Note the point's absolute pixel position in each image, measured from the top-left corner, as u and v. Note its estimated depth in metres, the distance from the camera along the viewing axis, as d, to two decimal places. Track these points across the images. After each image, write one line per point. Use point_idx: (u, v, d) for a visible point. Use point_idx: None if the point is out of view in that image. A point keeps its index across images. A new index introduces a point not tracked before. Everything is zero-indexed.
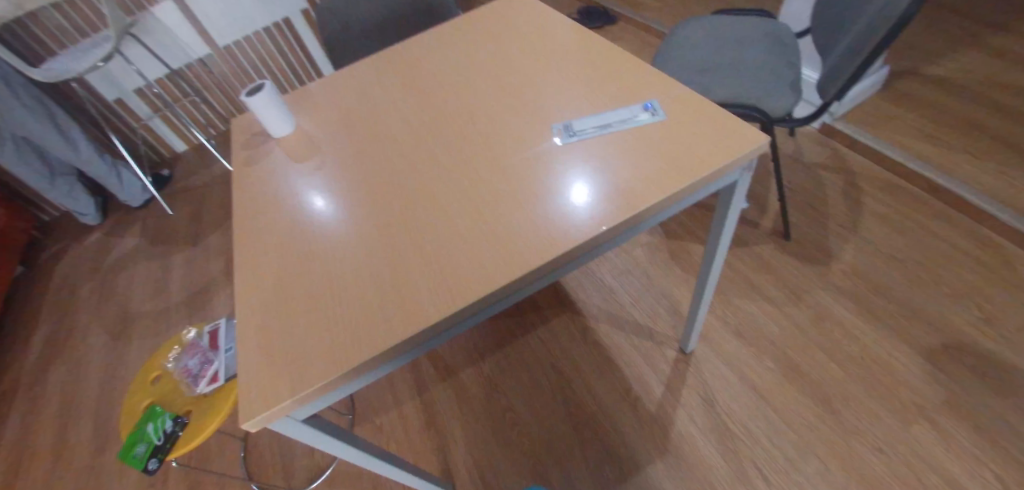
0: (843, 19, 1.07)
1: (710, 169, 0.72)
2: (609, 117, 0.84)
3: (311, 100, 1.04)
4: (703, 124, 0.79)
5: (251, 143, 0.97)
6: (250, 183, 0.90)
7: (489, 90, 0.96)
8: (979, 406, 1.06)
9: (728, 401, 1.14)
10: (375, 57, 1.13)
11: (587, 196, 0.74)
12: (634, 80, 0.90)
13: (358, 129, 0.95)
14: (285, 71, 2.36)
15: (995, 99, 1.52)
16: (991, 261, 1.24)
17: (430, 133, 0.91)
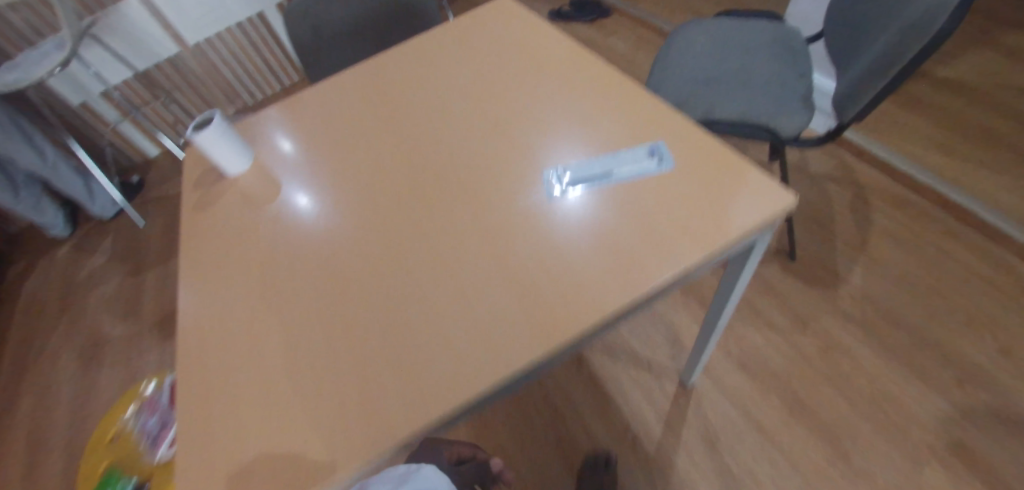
0: (865, 30, 0.97)
1: (729, 239, 0.61)
2: (610, 163, 0.73)
3: (269, 128, 0.93)
4: (720, 175, 0.67)
5: (207, 183, 0.87)
6: (199, 236, 0.80)
7: (473, 124, 0.85)
8: (993, 445, 1.00)
9: (731, 441, 1.09)
10: (345, 78, 1.01)
11: (581, 271, 0.63)
12: (637, 115, 0.78)
13: (320, 167, 0.84)
14: (260, 67, 2.23)
15: (1010, 104, 1.44)
16: (1006, 284, 1.17)
17: (402, 177, 0.80)
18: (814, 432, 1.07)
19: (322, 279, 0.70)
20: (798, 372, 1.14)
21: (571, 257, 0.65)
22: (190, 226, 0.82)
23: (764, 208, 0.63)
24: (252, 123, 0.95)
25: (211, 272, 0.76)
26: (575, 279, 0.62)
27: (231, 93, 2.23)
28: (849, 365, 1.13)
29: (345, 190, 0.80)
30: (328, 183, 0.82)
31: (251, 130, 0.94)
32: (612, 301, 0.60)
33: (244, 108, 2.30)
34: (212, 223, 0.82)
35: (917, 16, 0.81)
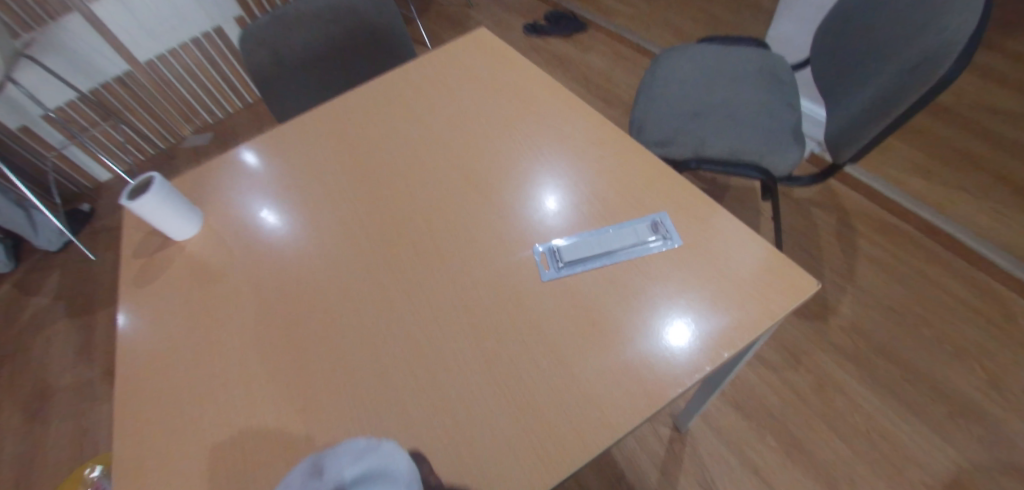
0: (858, 66, 0.94)
1: (741, 347, 0.64)
2: (609, 237, 0.75)
3: (250, 188, 0.90)
4: (728, 271, 0.70)
5: (183, 260, 0.83)
6: (176, 319, 0.76)
7: (466, 194, 0.84)
8: (988, 484, 1.00)
9: (728, 486, 1.06)
10: (330, 135, 0.97)
11: (590, 377, 0.64)
12: (635, 195, 0.79)
13: (311, 245, 0.82)
14: (219, 84, 2.06)
15: (987, 126, 1.45)
16: (993, 313, 1.17)
17: (398, 256, 0.79)
18: (810, 474, 1.05)
19: (322, 380, 0.68)
20: (792, 411, 1.12)
21: (582, 356, 0.66)
22: (155, 308, 0.78)
23: (773, 311, 0.66)
24: (230, 179, 0.92)
25: (193, 361, 0.72)
26: (584, 384, 0.64)
27: (189, 111, 2.06)
28: (842, 402, 1.12)
29: (339, 272, 0.78)
30: (321, 264, 0.79)
31: (223, 189, 0.90)
32: (629, 415, 0.61)
33: (203, 127, 2.14)
34: (189, 305, 0.78)
35: (916, 60, 0.79)
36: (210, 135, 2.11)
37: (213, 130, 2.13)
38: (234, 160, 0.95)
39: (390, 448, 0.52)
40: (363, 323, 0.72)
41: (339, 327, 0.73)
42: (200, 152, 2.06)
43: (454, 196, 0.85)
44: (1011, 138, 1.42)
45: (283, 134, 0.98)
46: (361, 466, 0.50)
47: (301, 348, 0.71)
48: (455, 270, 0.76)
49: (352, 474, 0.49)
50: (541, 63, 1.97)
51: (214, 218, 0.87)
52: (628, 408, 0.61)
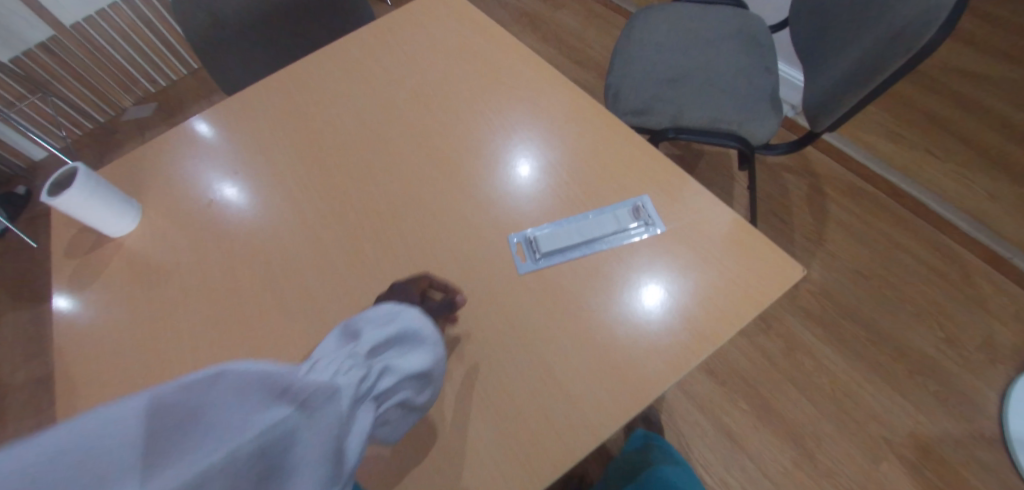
0: (839, 28, 0.91)
1: (725, 342, 0.62)
2: (589, 224, 0.71)
3: (197, 177, 0.82)
4: (711, 261, 0.67)
5: (133, 258, 0.76)
6: (127, 323, 0.71)
7: (436, 176, 0.79)
8: (941, 434, 1.07)
9: (704, 451, 1.10)
10: (284, 112, 0.88)
11: (571, 377, 0.62)
12: (616, 175, 0.75)
13: (272, 240, 0.76)
14: (159, 49, 1.86)
15: (952, 88, 1.47)
16: (952, 273, 1.21)
17: (365, 247, 0.74)
18: (780, 435, 1.10)
19: None
20: (763, 375, 1.16)
21: (563, 354, 0.63)
22: (104, 311, 0.72)
23: (757, 303, 0.64)
24: (175, 165, 0.84)
25: (149, 369, 0.67)
26: (566, 383, 0.62)
27: (127, 80, 1.87)
28: (811, 364, 1.16)
29: (303, 269, 0.73)
30: (283, 261, 0.74)
31: (167, 177, 0.82)
32: (612, 418, 0.59)
33: (144, 98, 1.95)
34: (140, 307, 0.72)
35: (901, 23, 0.76)
36: (154, 105, 1.94)
37: (157, 99, 1.96)
38: (179, 141, 0.86)
39: (415, 313, 0.53)
40: (333, 320, 0.69)
41: (308, 326, 0.69)
42: (145, 125, 1.91)
43: (421, 178, 0.79)
44: (975, 100, 1.44)
45: (230, 112, 0.89)
46: (394, 329, 0.50)
47: (268, 348, 0.67)
48: (428, 260, 0.72)
49: (387, 335, 0.50)
50: (509, 23, 1.87)
51: (161, 210, 0.79)
52: (613, 404, 0.60)
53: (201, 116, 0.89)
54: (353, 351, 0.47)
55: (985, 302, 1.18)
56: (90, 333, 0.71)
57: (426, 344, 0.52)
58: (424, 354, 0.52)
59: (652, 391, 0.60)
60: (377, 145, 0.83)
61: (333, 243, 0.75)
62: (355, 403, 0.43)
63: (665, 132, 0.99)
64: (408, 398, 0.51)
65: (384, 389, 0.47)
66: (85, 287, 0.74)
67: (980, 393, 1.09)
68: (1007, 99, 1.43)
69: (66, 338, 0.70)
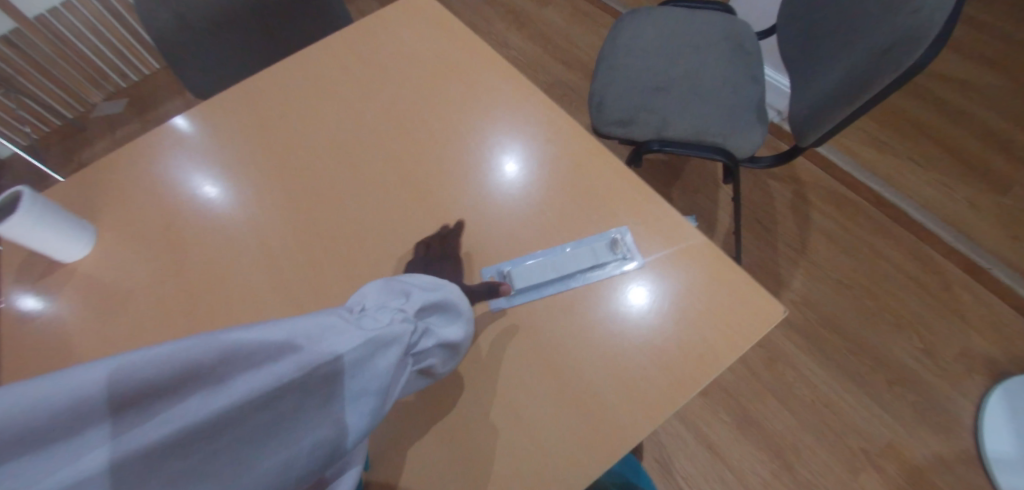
0: (827, 40, 0.90)
1: (702, 388, 0.59)
2: (563, 258, 0.67)
3: (159, 191, 0.78)
4: (691, 298, 0.64)
5: (92, 281, 0.72)
6: (84, 352, 0.67)
7: (412, 194, 0.75)
8: (918, 445, 1.08)
9: (685, 463, 1.10)
10: (251, 122, 0.83)
11: (544, 421, 0.60)
12: (595, 196, 0.71)
13: (239, 262, 0.73)
14: (129, 42, 1.78)
15: (937, 95, 1.47)
16: (932, 284, 1.22)
17: (336, 270, 0.71)
18: (761, 447, 1.10)
19: None
20: (745, 386, 1.16)
21: (540, 386, 0.61)
22: (60, 338, 0.68)
23: (737, 345, 0.61)
24: (143, 173, 0.79)
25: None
26: (539, 426, 0.59)
27: (96, 75, 1.79)
28: (791, 375, 1.16)
29: (272, 295, 0.70)
30: (251, 283, 0.71)
31: (129, 190, 0.78)
32: (590, 459, 0.58)
33: (115, 93, 1.88)
34: (98, 333, 0.68)
35: (891, 38, 0.75)
36: (126, 100, 1.88)
37: (129, 95, 1.89)
38: (152, 144, 0.82)
39: (456, 289, 0.55)
40: None
41: None
42: (117, 122, 1.84)
43: (395, 195, 0.75)
44: (958, 108, 1.44)
45: (207, 114, 0.84)
46: (440, 296, 0.52)
47: None
48: None
49: (434, 299, 0.51)
50: (494, 20, 1.82)
51: (121, 228, 0.76)
52: (588, 442, 0.58)
53: (183, 115, 0.84)
54: (402, 306, 0.48)
55: (964, 313, 1.18)
56: (43, 359, 0.67)
57: (462, 317, 0.55)
58: (458, 326, 0.55)
59: (629, 435, 0.58)
60: (346, 155, 0.79)
61: (303, 265, 0.72)
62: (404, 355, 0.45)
63: (649, 145, 0.98)
64: (438, 363, 0.53)
65: (425, 348, 0.49)
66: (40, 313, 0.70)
67: (957, 404, 1.10)
68: (990, 107, 1.44)
69: (20, 368, 0.67)
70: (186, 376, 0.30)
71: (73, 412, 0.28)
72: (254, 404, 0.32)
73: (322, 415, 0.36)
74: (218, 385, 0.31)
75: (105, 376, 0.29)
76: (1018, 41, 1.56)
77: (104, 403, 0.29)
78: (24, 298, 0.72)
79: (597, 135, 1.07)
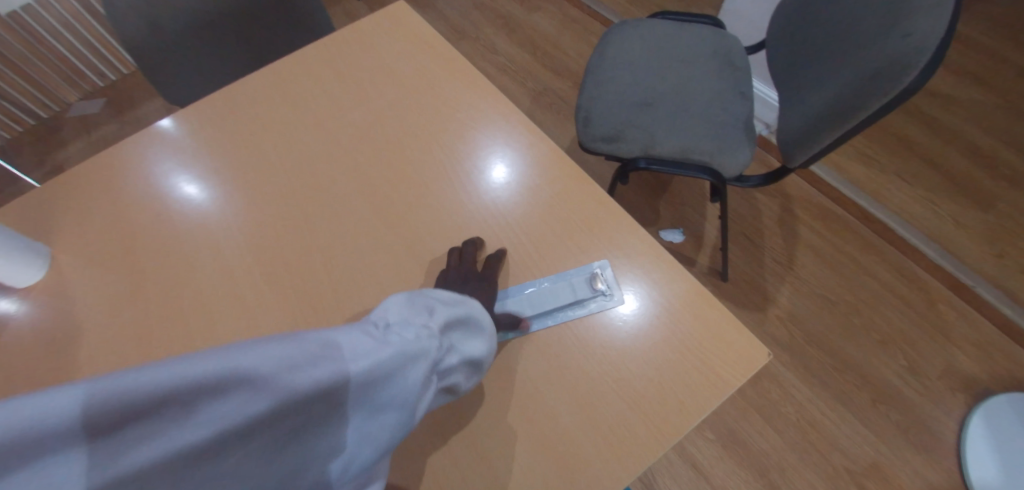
0: (817, 58, 0.89)
1: (684, 434, 0.57)
2: (543, 295, 0.65)
3: (125, 206, 0.74)
4: (674, 337, 0.62)
5: (45, 305, 0.68)
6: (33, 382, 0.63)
7: (389, 215, 0.72)
8: (900, 464, 1.08)
9: (669, 482, 1.09)
10: (223, 136, 0.80)
11: (519, 463, 0.57)
12: (578, 224, 0.69)
13: (205, 284, 0.69)
14: (106, 40, 1.72)
15: (923, 110, 1.47)
16: (917, 301, 1.22)
17: (308, 293, 0.68)
18: (745, 465, 1.10)
19: None
20: (731, 404, 1.15)
21: (516, 422, 0.59)
22: (5, 364, 0.64)
23: (722, 389, 0.59)
24: (116, 179, 0.76)
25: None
26: (514, 469, 0.57)
27: (72, 74, 1.73)
28: (777, 393, 1.15)
29: (239, 320, 0.66)
30: (216, 305, 0.67)
31: (91, 206, 0.74)
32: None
33: (92, 92, 1.82)
34: (46, 359, 0.64)
35: (881, 63, 0.74)
36: (103, 100, 1.82)
37: (107, 95, 1.83)
38: (130, 148, 0.78)
39: (477, 305, 0.51)
40: None
41: None
42: (94, 123, 1.79)
43: (371, 216, 0.72)
44: (944, 124, 1.45)
45: (188, 120, 0.81)
46: (465, 312, 0.48)
47: None
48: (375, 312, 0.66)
49: (460, 315, 0.47)
50: (483, 25, 1.80)
51: (81, 245, 0.71)
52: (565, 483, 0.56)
53: (169, 119, 0.81)
54: (430, 320, 0.43)
55: (948, 331, 1.18)
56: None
57: (484, 333, 0.50)
58: (482, 341, 0.50)
59: (604, 482, 0.56)
60: (321, 171, 0.76)
61: (272, 288, 0.68)
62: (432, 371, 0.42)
63: (635, 163, 0.96)
64: (460, 381, 0.48)
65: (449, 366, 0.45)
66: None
67: (939, 422, 1.10)
68: (975, 124, 1.44)
69: None
70: (208, 394, 0.26)
71: (54, 431, 0.23)
72: (277, 423, 0.29)
73: (346, 436, 0.33)
74: (235, 403, 0.27)
75: (110, 386, 0.25)
76: (1002, 57, 1.58)
77: (106, 416, 0.24)
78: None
79: (584, 151, 1.04)
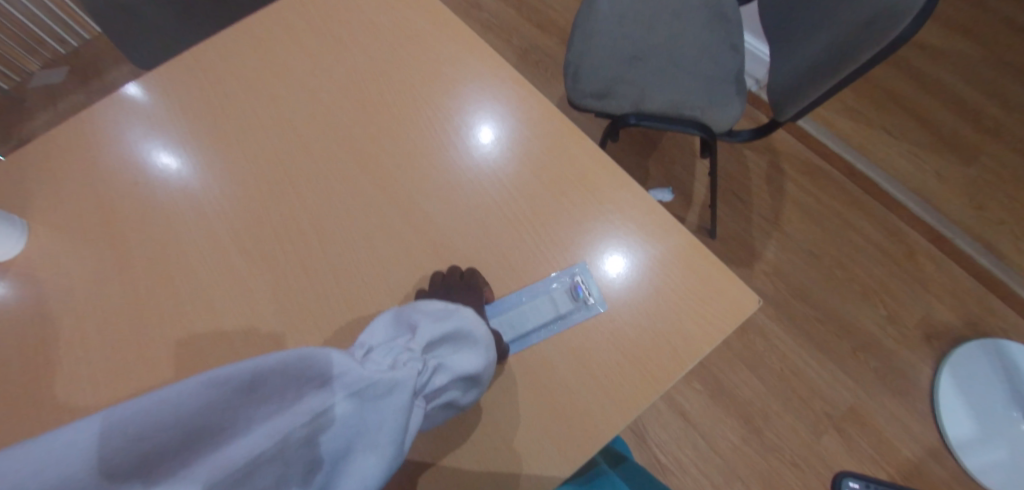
0: (809, 7, 0.87)
1: (677, 379, 0.59)
2: (529, 309, 0.62)
3: (101, 177, 0.71)
4: (662, 288, 0.63)
5: (30, 276, 0.66)
6: (25, 353, 0.63)
7: (377, 176, 0.71)
8: (878, 407, 1.13)
9: (659, 431, 1.14)
10: (198, 98, 0.76)
11: (521, 413, 0.59)
12: (570, 178, 0.69)
13: (192, 251, 0.68)
14: (63, 2, 1.61)
15: (911, 64, 1.46)
16: (898, 254, 1.25)
17: (298, 258, 0.67)
18: (732, 413, 1.14)
19: None
20: (718, 356, 1.19)
21: (512, 375, 0.60)
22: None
23: (710, 335, 0.60)
24: (88, 146, 0.73)
25: (57, 403, 0.61)
26: (515, 419, 0.58)
27: (31, 40, 1.63)
28: (762, 345, 1.19)
29: (230, 285, 0.66)
30: (205, 272, 0.67)
31: (66, 175, 0.71)
32: (559, 448, 0.57)
33: (54, 59, 1.71)
34: (36, 333, 0.64)
35: (871, 12, 0.73)
36: (68, 68, 1.70)
37: (70, 62, 1.72)
38: (98, 113, 0.75)
39: (470, 313, 0.50)
40: (265, 344, 0.63)
41: (239, 349, 0.63)
42: (59, 91, 1.68)
43: (360, 179, 0.71)
44: (932, 77, 1.44)
45: (157, 85, 0.77)
46: (452, 327, 0.48)
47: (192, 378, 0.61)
48: (367, 274, 0.66)
49: (443, 333, 0.47)
50: None
51: (57, 217, 0.69)
52: (565, 430, 0.58)
53: (135, 84, 0.76)
54: (408, 345, 0.45)
55: (926, 281, 1.22)
56: None
57: (478, 345, 0.49)
58: (478, 354, 0.49)
59: (601, 427, 0.58)
60: (304, 133, 0.74)
61: (262, 253, 0.67)
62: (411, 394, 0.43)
63: (626, 119, 0.95)
64: (455, 400, 0.49)
65: (436, 387, 0.45)
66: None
67: (915, 367, 1.15)
68: (961, 77, 1.44)
69: None
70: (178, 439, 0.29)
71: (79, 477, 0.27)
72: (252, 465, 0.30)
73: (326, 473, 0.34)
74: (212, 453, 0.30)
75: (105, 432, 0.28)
76: (990, 9, 1.56)
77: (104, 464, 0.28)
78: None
79: (572, 108, 1.03)
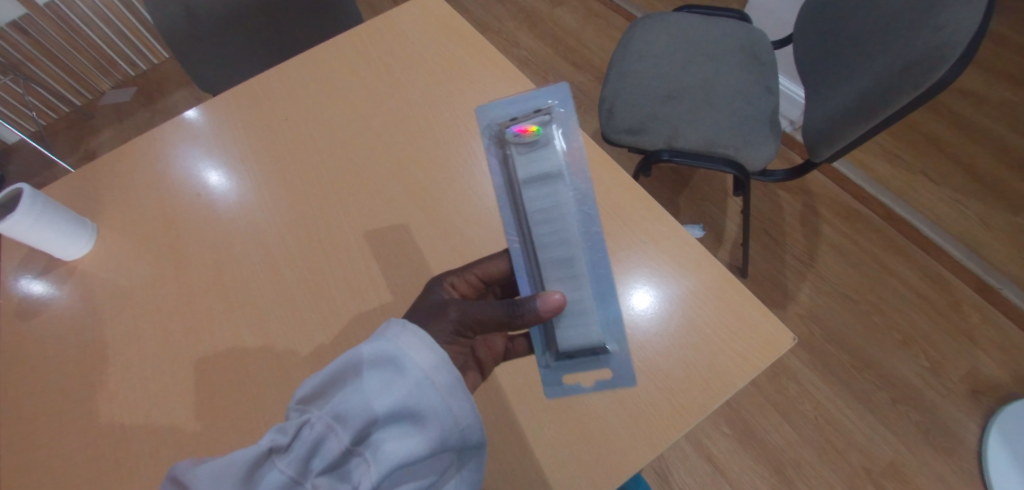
0: (845, 52, 0.88)
1: (709, 412, 0.58)
2: (546, 236, 0.56)
3: (161, 190, 0.77)
4: (697, 320, 0.63)
5: (93, 280, 0.71)
6: (83, 351, 0.67)
7: (415, 201, 0.74)
8: (919, 464, 1.07)
9: (684, 475, 1.10)
10: (257, 122, 0.82)
11: (551, 438, 0.59)
12: (607, 208, 0.70)
13: (241, 262, 0.72)
14: (140, 32, 1.75)
15: (953, 109, 1.44)
16: (940, 301, 1.20)
17: (338, 275, 0.70)
18: (761, 461, 1.10)
19: (261, 415, 0.62)
20: (747, 399, 1.15)
21: (541, 401, 0.60)
22: (58, 334, 0.68)
23: (744, 369, 0.60)
24: (155, 161, 0.79)
25: (105, 403, 0.64)
26: (544, 444, 0.58)
27: (105, 63, 1.77)
28: (795, 390, 1.15)
29: (273, 298, 0.69)
30: (253, 283, 0.70)
31: (135, 186, 0.77)
32: (585, 475, 0.57)
33: (123, 81, 1.85)
34: (91, 335, 0.68)
35: (908, 57, 0.73)
36: (134, 90, 1.84)
37: (137, 84, 1.86)
38: (166, 133, 0.81)
39: (369, 345, 0.47)
40: (303, 356, 0.65)
41: (276, 359, 0.65)
42: (124, 110, 1.81)
43: (401, 203, 0.74)
44: (975, 124, 1.42)
45: (219, 108, 0.83)
46: (341, 370, 0.47)
47: (232, 384, 0.64)
48: (403, 294, 0.68)
49: (332, 377, 0.47)
50: (506, 19, 1.80)
51: (122, 225, 0.75)
52: (595, 458, 0.57)
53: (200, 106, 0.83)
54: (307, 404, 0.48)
55: (971, 332, 1.17)
56: (45, 358, 0.67)
57: (377, 379, 0.46)
58: (385, 391, 0.45)
59: (630, 458, 0.57)
60: (352, 155, 0.78)
61: (305, 267, 0.71)
62: (310, 467, 0.44)
63: (659, 154, 0.96)
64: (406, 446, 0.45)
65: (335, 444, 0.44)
66: (36, 314, 0.70)
67: (961, 423, 1.09)
68: (1007, 124, 1.41)
69: (25, 367, 0.67)
70: None
71: None
72: None
73: None
74: None
75: None
76: None
77: None
78: (28, 282, 0.72)
79: (606, 142, 1.05)
